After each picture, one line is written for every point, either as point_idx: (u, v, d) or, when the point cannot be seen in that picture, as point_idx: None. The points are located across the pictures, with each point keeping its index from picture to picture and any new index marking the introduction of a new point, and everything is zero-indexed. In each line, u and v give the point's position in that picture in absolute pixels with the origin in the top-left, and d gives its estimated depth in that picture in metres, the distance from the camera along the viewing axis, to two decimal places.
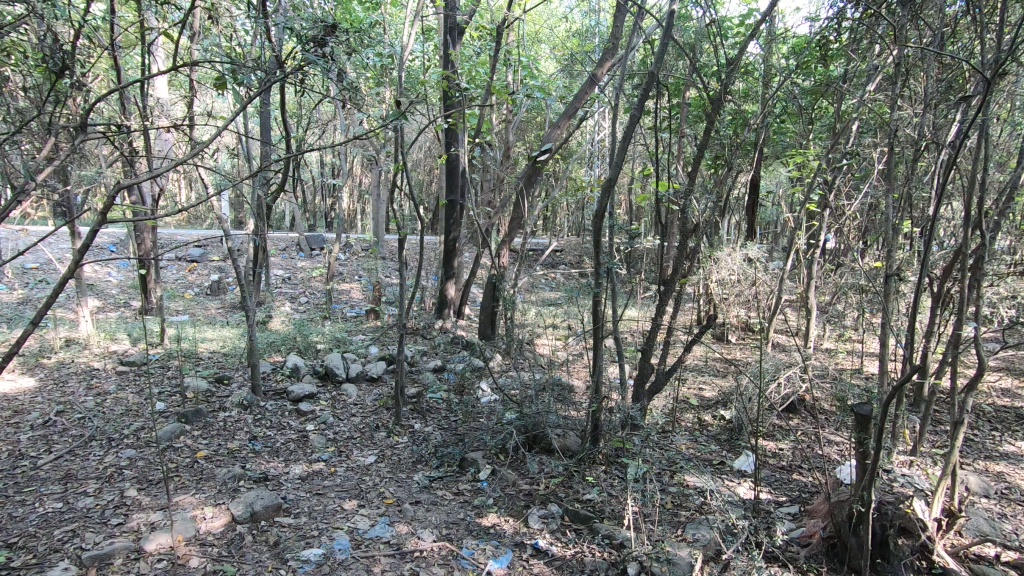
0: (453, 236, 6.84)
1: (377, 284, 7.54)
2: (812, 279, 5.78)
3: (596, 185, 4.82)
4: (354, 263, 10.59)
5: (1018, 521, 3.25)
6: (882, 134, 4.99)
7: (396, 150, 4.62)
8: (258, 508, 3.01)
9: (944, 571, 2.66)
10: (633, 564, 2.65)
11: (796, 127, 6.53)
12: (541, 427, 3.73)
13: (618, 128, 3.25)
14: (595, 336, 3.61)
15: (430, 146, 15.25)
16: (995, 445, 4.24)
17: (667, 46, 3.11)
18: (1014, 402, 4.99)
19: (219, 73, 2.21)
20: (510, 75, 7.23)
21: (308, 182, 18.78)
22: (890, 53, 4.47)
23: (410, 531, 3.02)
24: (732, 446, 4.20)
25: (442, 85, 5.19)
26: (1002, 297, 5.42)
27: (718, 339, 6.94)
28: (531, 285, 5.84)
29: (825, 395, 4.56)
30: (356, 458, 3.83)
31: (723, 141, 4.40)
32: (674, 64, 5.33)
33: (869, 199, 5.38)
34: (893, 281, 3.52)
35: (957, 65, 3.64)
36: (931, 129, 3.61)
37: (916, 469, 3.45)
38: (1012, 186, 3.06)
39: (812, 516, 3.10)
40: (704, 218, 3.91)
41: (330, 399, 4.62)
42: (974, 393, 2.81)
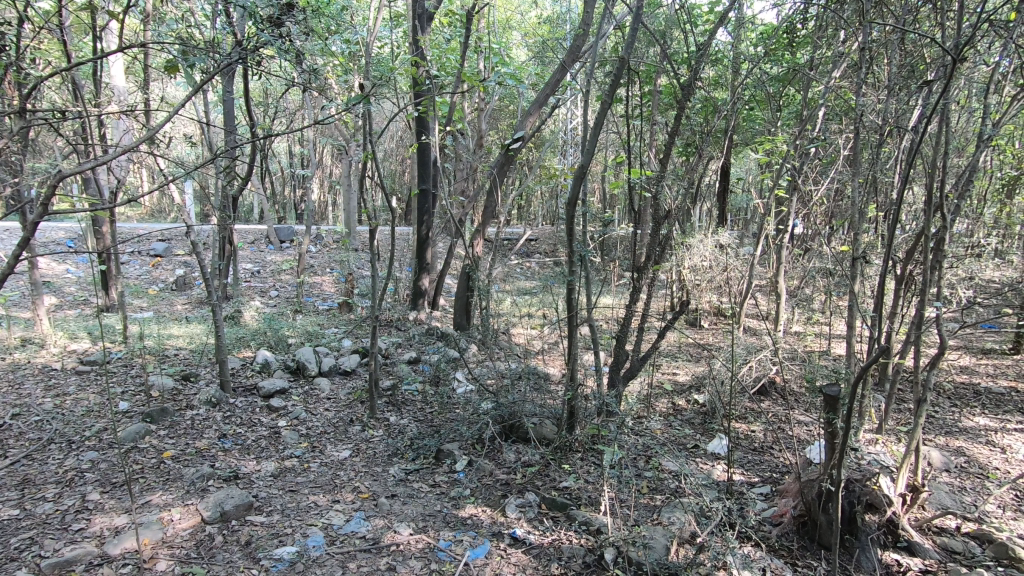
0: (426, 227, 6.75)
1: (349, 276, 7.40)
2: (782, 263, 5.90)
3: (568, 173, 4.83)
4: (325, 255, 10.39)
5: (978, 494, 3.37)
6: (848, 120, 5.07)
7: (364, 139, 4.50)
8: (228, 507, 2.93)
9: (908, 544, 2.80)
10: (610, 550, 2.67)
11: (765, 115, 6.60)
12: (517, 416, 3.74)
13: (590, 115, 3.22)
14: (570, 324, 3.60)
15: (401, 135, 15.05)
16: (955, 421, 4.40)
17: (638, 31, 3.09)
18: (972, 379, 5.20)
19: (169, 55, 2.11)
20: (481, 61, 7.10)
21: (277, 174, 18.43)
22: (856, 39, 4.52)
23: (387, 525, 2.98)
24: (705, 429, 4.28)
25: (412, 72, 5.07)
26: (959, 279, 5.64)
27: (691, 324, 7.02)
28: (507, 274, 5.80)
29: (794, 376, 4.67)
30: (330, 453, 3.77)
31: (694, 128, 4.42)
32: (646, 48, 5.28)
33: (836, 185, 5.47)
34: (859, 264, 3.59)
35: (918, 52, 3.71)
36: (896, 115, 3.67)
37: (880, 446, 3.54)
38: (971, 170, 3.13)
39: (782, 495, 3.16)
40: (676, 205, 3.93)
41: (303, 394, 4.53)
42: (936, 372, 2.89)
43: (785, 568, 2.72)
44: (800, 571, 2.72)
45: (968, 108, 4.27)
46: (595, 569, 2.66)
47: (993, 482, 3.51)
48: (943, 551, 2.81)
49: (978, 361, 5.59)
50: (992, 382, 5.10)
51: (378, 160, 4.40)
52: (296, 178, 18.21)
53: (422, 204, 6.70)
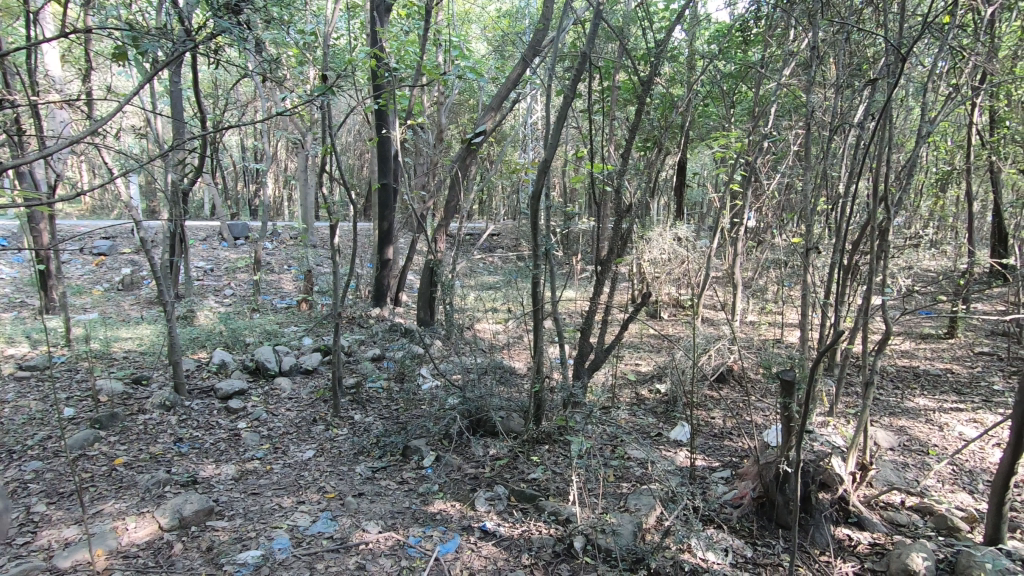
0: (387, 223, 6.66)
1: (308, 273, 7.22)
2: (737, 256, 6.10)
3: (531, 168, 4.83)
4: (282, 252, 10.10)
5: (920, 470, 3.58)
6: (798, 117, 5.27)
7: (323, 133, 4.37)
8: (187, 513, 2.84)
9: (858, 519, 2.95)
10: (580, 538, 2.72)
11: (719, 111, 6.78)
12: (484, 411, 3.74)
13: (552, 110, 3.24)
14: (535, 318, 3.62)
15: (359, 128, 14.74)
16: (898, 402, 4.65)
17: (599, 27, 3.12)
18: (912, 362, 5.52)
19: (116, 42, 2.01)
20: (439, 54, 7.00)
21: (228, 169, 17.80)
22: (804, 39, 4.69)
23: (354, 524, 2.94)
24: (668, 417, 4.40)
25: (371, 64, 4.96)
26: (899, 268, 5.96)
27: (652, 316, 7.19)
28: (470, 269, 5.77)
29: (751, 364, 4.84)
30: (293, 454, 3.69)
31: (654, 124, 4.50)
32: (605, 44, 5.31)
33: (787, 179, 5.68)
34: (811, 255, 3.73)
35: (862, 51, 3.88)
36: (843, 112, 3.82)
37: (831, 428, 3.72)
38: (912, 165, 3.29)
39: (742, 478, 3.28)
40: (636, 199, 4.00)
41: (263, 395, 4.41)
42: (883, 356, 3.03)
43: (745, 548, 2.83)
44: (759, 549, 2.83)
45: (906, 106, 4.50)
46: (565, 558, 2.70)
47: (933, 458, 3.75)
48: (890, 525, 2.97)
49: (918, 345, 5.94)
50: (930, 364, 5.43)
51: (338, 154, 4.29)
52: (250, 172, 17.65)
53: (383, 198, 6.62)
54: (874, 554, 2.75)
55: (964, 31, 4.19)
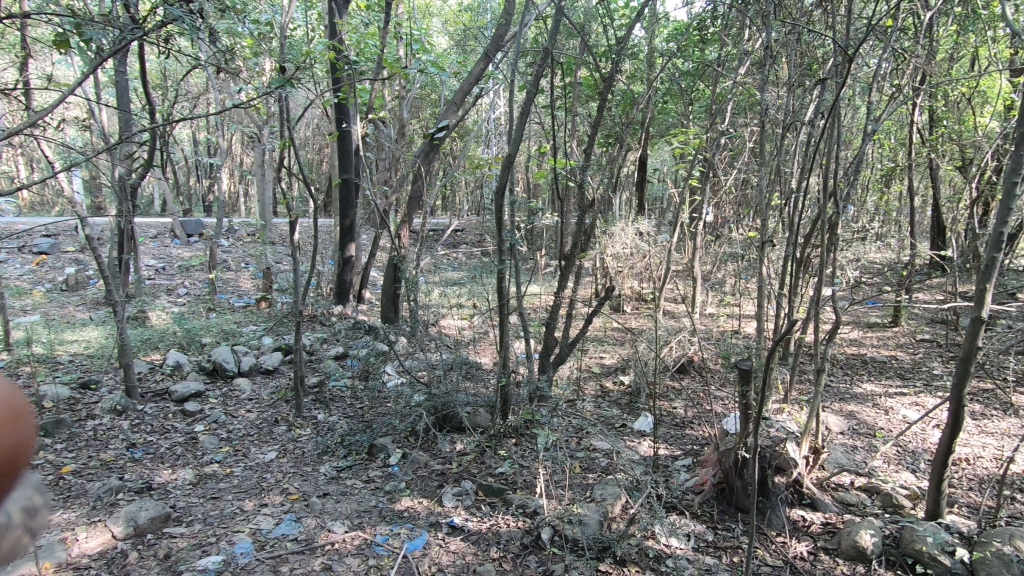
0: (349, 219, 6.56)
1: (267, 271, 7.02)
2: (696, 250, 6.26)
3: (495, 163, 4.83)
4: (239, 249, 9.80)
5: (868, 452, 3.77)
6: (753, 115, 5.43)
7: (281, 126, 4.25)
8: (142, 521, 2.74)
9: (811, 501, 3.08)
10: (547, 529, 2.75)
11: (678, 108, 6.92)
12: (450, 407, 3.74)
13: (516, 106, 3.25)
14: (500, 313, 3.63)
15: (318, 122, 14.41)
16: (847, 387, 4.89)
17: (561, 23, 3.15)
18: (860, 350, 5.79)
19: (57, 28, 1.91)
20: (400, 47, 6.89)
21: (180, 164, 17.13)
22: (758, 39, 4.84)
23: (320, 524, 2.89)
24: (631, 408, 4.49)
25: (329, 56, 4.85)
26: (848, 260, 6.24)
27: (615, 310, 7.31)
28: (434, 264, 5.73)
29: (710, 355, 4.99)
30: (254, 456, 3.60)
31: (615, 120, 4.56)
32: (567, 40, 5.33)
33: (743, 175, 5.86)
34: (766, 248, 3.86)
35: (813, 52, 4.02)
36: (795, 110, 3.96)
37: (785, 414, 3.87)
38: (858, 161, 3.44)
39: (703, 466, 3.38)
40: (598, 194, 4.05)
41: (221, 396, 4.29)
42: (833, 344, 3.17)
43: (706, 532, 2.92)
44: (720, 533, 2.93)
45: (854, 105, 4.70)
46: (533, 549, 2.73)
47: (879, 440, 3.95)
48: (841, 505, 3.12)
49: (865, 334, 6.24)
50: (876, 351, 5.72)
51: (297, 148, 4.18)
52: (204, 167, 17.03)
53: (344, 194, 6.56)
54: (826, 533, 2.88)
55: (906, 34, 4.40)
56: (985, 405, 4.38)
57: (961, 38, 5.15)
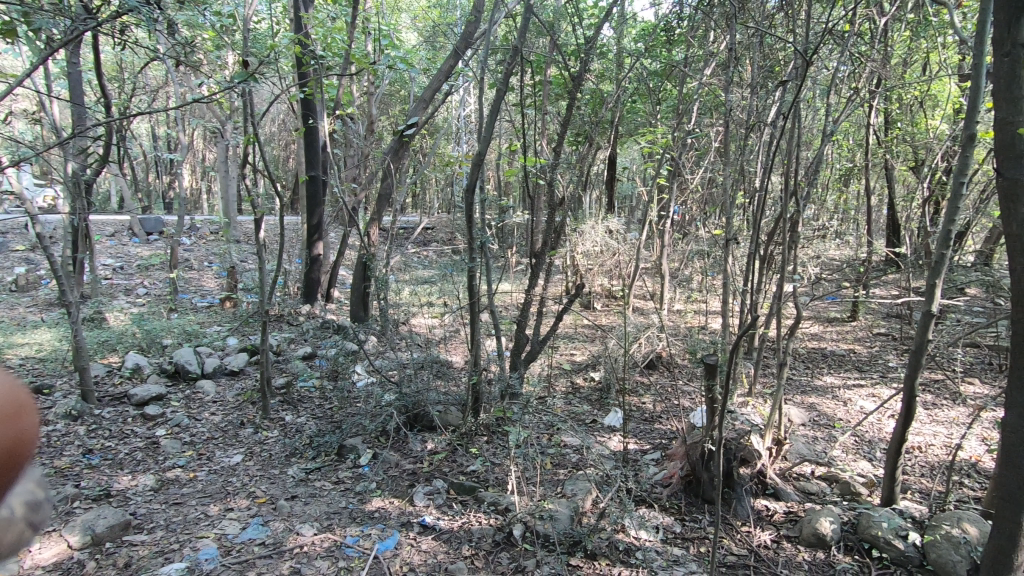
0: (316, 217, 6.45)
1: (232, 270, 6.85)
2: (664, 248, 6.36)
3: (465, 161, 4.81)
4: (201, 247, 9.52)
5: (828, 442, 3.91)
6: (718, 115, 5.55)
7: (244, 122, 4.15)
8: (100, 529, 2.65)
9: (774, 491, 3.18)
10: (519, 526, 2.76)
11: (646, 108, 7.02)
12: (421, 405, 3.72)
13: (486, 103, 3.24)
14: (471, 311, 3.63)
15: (284, 117, 14.10)
16: (808, 380, 5.05)
17: (530, 22, 3.16)
18: (821, 344, 5.99)
19: (3, 16, 1.82)
20: (369, 42, 6.79)
21: (138, 159, 16.53)
22: (722, 41, 4.94)
23: (288, 528, 2.84)
24: (601, 404, 4.54)
25: (294, 51, 4.75)
26: (809, 257, 6.44)
27: (585, 307, 7.38)
28: (405, 262, 5.68)
29: (678, 350, 5.09)
30: (219, 460, 3.51)
31: (584, 119, 4.60)
32: (537, 38, 5.34)
33: (709, 174, 5.98)
34: (731, 246, 3.95)
35: (775, 54, 4.13)
36: (758, 111, 4.06)
37: (750, 407, 3.97)
38: (818, 162, 3.55)
39: (671, 459, 3.45)
40: (568, 192, 4.08)
41: (184, 399, 4.17)
42: (794, 339, 3.27)
43: (675, 524, 2.98)
44: (687, 524, 2.99)
45: (813, 107, 4.85)
46: (505, 546, 2.74)
47: (839, 430, 4.09)
48: (802, 494, 3.23)
49: (825, 328, 6.46)
50: (835, 345, 5.92)
51: (261, 144, 4.08)
52: (164, 163, 16.49)
53: (312, 191, 6.45)
54: (789, 521, 2.97)
55: (862, 39, 4.56)
56: (936, 395, 4.59)
57: (913, 44, 5.37)
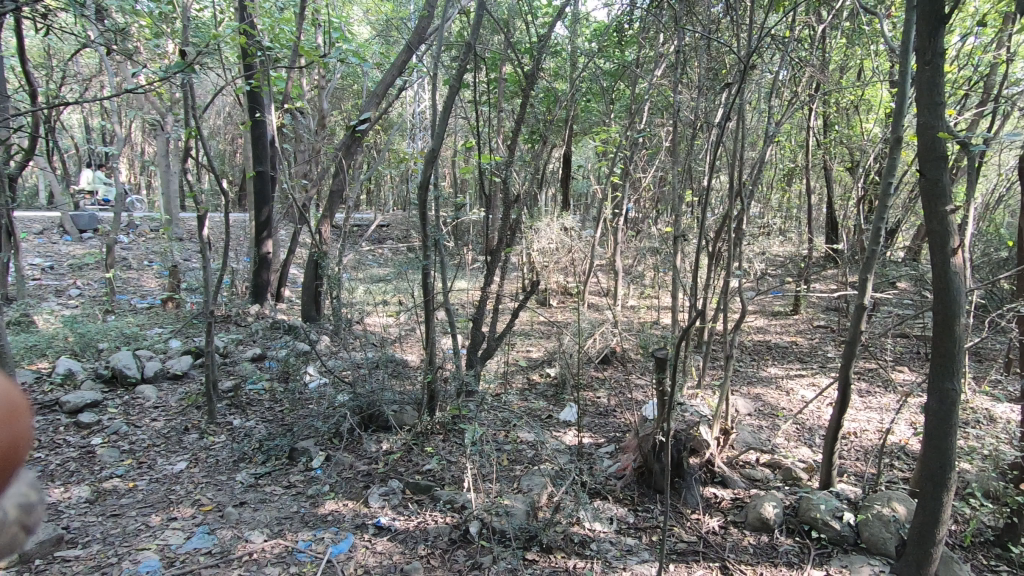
0: (265, 214, 6.24)
1: (174, 269, 6.55)
2: (618, 245, 6.49)
3: (419, 157, 4.76)
4: (141, 245, 9.06)
5: (772, 430, 4.09)
6: (668, 115, 5.70)
7: (185, 114, 3.97)
8: (28, 546, 2.52)
9: (722, 478, 3.30)
10: (475, 523, 2.76)
11: (600, 107, 7.12)
12: (376, 405, 3.66)
13: (439, 99, 3.22)
14: (426, 309, 3.60)
15: (230, 110, 13.56)
16: (754, 372, 5.26)
17: (483, 19, 3.15)
18: (765, 336, 6.25)
19: None
20: (319, 34, 6.61)
21: (69, 152, 15.55)
22: (672, 43, 5.07)
23: (236, 535, 2.75)
24: (557, 400, 4.59)
25: (240, 41, 4.58)
26: (754, 253, 6.71)
27: (541, 304, 7.44)
28: (359, 261, 5.57)
29: (631, 345, 5.20)
30: (161, 467, 3.36)
31: (538, 117, 4.63)
32: (491, 36, 5.34)
33: (660, 172, 6.13)
34: (681, 242, 4.07)
35: (721, 57, 4.27)
36: (706, 111, 4.19)
37: (699, 399, 4.10)
38: (761, 162, 3.70)
39: (625, 451, 3.52)
40: (523, 190, 4.10)
41: (122, 405, 3.97)
42: (740, 332, 3.40)
43: (628, 515, 3.05)
44: (640, 514, 3.07)
45: (757, 109, 5.04)
46: (461, 544, 2.73)
47: (782, 419, 4.28)
48: (747, 480, 3.36)
49: (770, 322, 6.74)
50: (779, 337, 6.19)
51: (204, 138, 3.92)
52: (99, 156, 15.59)
53: (260, 187, 6.24)
54: (736, 507, 3.09)
55: (802, 44, 4.77)
56: (870, 383, 4.87)
57: (849, 50, 5.65)
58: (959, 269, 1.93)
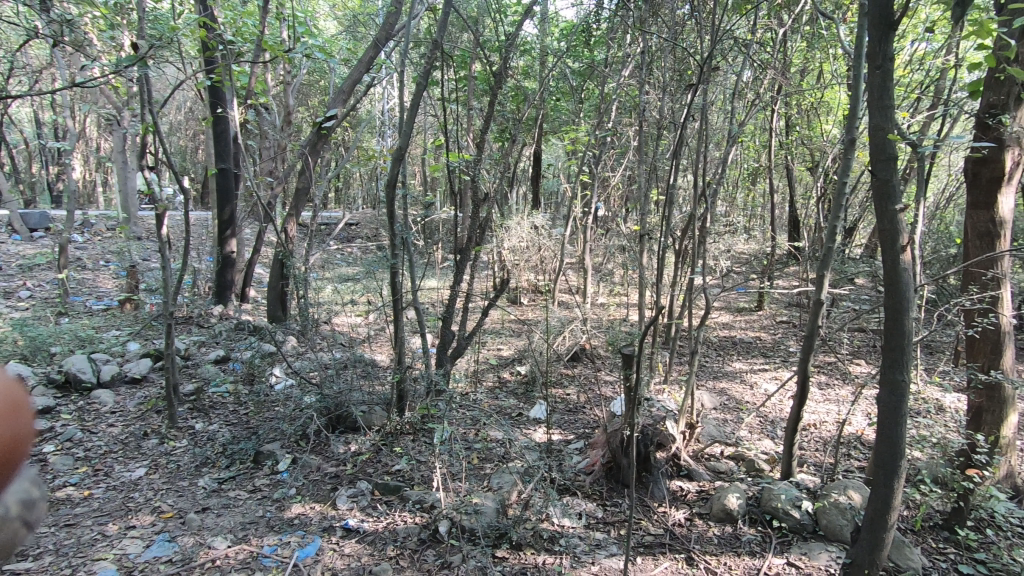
0: (228, 212, 6.09)
1: (132, 269, 6.33)
2: (587, 243, 6.54)
3: (387, 155, 4.72)
4: (97, 245, 8.73)
5: (736, 423, 4.19)
6: (635, 115, 5.76)
7: (142, 109, 3.84)
8: None
9: (688, 472, 3.36)
10: (445, 522, 2.75)
11: (569, 106, 7.17)
12: (344, 406, 3.62)
13: (407, 97, 3.20)
14: (395, 309, 3.57)
15: (192, 105, 13.17)
16: (719, 366, 5.38)
17: (450, 16, 3.14)
18: (731, 332, 6.41)
19: None
20: (284, 29, 6.47)
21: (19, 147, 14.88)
22: (639, 43, 5.13)
23: (198, 542, 2.68)
24: (527, 397, 4.61)
25: (200, 35, 4.45)
26: (720, 251, 6.86)
27: (512, 302, 7.45)
28: (326, 260, 5.49)
29: (601, 342, 5.25)
30: (119, 474, 3.26)
31: (507, 115, 4.63)
32: (460, 33, 5.31)
33: (628, 171, 6.20)
34: (648, 240, 4.13)
35: (687, 58, 4.34)
36: (672, 111, 4.26)
37: (666, 394, 4.18)
38: (725, 161, 3.78)
39: (593, 447, 3.56)
40: (492, 188, 4.10)
41: (77, 411, 3.82)
42: (705, 328, 3.47)
43: (596, 510, 3.09)
44: (609, 509, 3.10)
45: (722, 109, 5.15)
46: (431, 543, 2.72)
47: (746, 412, 4.40)
48: (712, 473, 3.44)
49: (735, 318, 6.91)
50: (744, 333, 6.35)
51: (162, 134, 3.80)
52: (52, 152, 14.96)
53: (222, 184, 6.08)
54: (701, 499, 3.16)
55: (764, 47, 4.88)
56: (828, 376, 5.03)
57: (808, 54, 5.81)
58: (908, 266, 2.01)
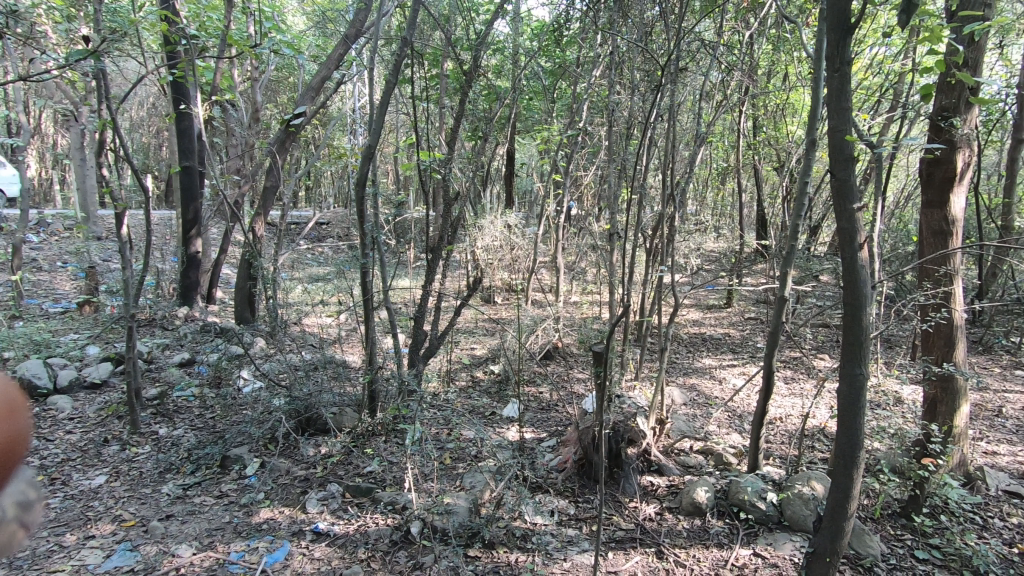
0: (193, 211, 5.94)
1: (92, 271, 6.12)
2: (560, 242, 6.58)
3: (357, 153, 4.66)
4: (54, 245, 8.41)
5: (705, 418, 4.27)
6: (606, 114, 5.81)
7: (100, 105, 3.71)
8: None
9: (658, 467, 3.41)
10: (416, 522, 2.73)
11: (542, 105, 7.18)
12: (314, 408, 3.56)
13: (376, 94, 3.16)
14: (366, 309, 3.53)
15: (154, 101, 12.76)
16: (690, 363, 5.48)
17: (420, 14, 3.11)
18: (700, 329, 6.52)
19: None
20: (250, 23, 6.33)
21: None
22: (610, 43, 5.17)
23: (162, 550, 2.61)
24: (500, 396, 4.61)
25: (161, 29, 4.32)
26: (689, 249, 6.97)
27: (486, 301, 7.45)
28: (295, 260, 5.39)
29: (573, 340, 5.28)
30: (77, 483, 3.15)
31: (479, 113, 4.61)
32: (431, 31, 5.28)
33: (600, 170, 6.25)
34: (619, 239, 4.17)
35: (656, 58, 4.39)
36: (642, 111, 4.30)
37: (637, 391, 4.23)
38: (693, 161, 3.85)
39: (565, 445, 3.58)
40: (464, 187, 4.08)
41: (32, 418, 3.68)
42: (674, 324, 3.53)
43: (569, 506, 3.10)
44: (581, 506, 3.13)
45: (691, 110, 5.22)
46: (402, 545, 2.70)
47: (714, 407, 4.49)
48: (682, 467, 3.49)
49: (704, 315, 7.03)
50: (713, 330, 6.47)
51: (121, 130, 3.68)
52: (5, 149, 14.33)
53: (186, 183, 5.93)
54: (671, 493, 3.21)
55: (731, 48, 4.97)
56: (793, 371, 5.17)
57: (774, 57, 5.95)
58: (866, 264, 2.08)
